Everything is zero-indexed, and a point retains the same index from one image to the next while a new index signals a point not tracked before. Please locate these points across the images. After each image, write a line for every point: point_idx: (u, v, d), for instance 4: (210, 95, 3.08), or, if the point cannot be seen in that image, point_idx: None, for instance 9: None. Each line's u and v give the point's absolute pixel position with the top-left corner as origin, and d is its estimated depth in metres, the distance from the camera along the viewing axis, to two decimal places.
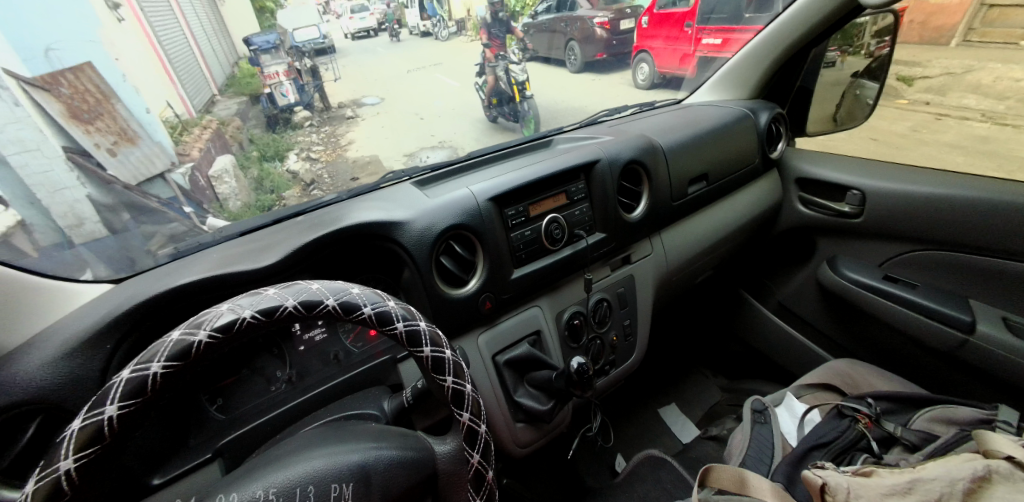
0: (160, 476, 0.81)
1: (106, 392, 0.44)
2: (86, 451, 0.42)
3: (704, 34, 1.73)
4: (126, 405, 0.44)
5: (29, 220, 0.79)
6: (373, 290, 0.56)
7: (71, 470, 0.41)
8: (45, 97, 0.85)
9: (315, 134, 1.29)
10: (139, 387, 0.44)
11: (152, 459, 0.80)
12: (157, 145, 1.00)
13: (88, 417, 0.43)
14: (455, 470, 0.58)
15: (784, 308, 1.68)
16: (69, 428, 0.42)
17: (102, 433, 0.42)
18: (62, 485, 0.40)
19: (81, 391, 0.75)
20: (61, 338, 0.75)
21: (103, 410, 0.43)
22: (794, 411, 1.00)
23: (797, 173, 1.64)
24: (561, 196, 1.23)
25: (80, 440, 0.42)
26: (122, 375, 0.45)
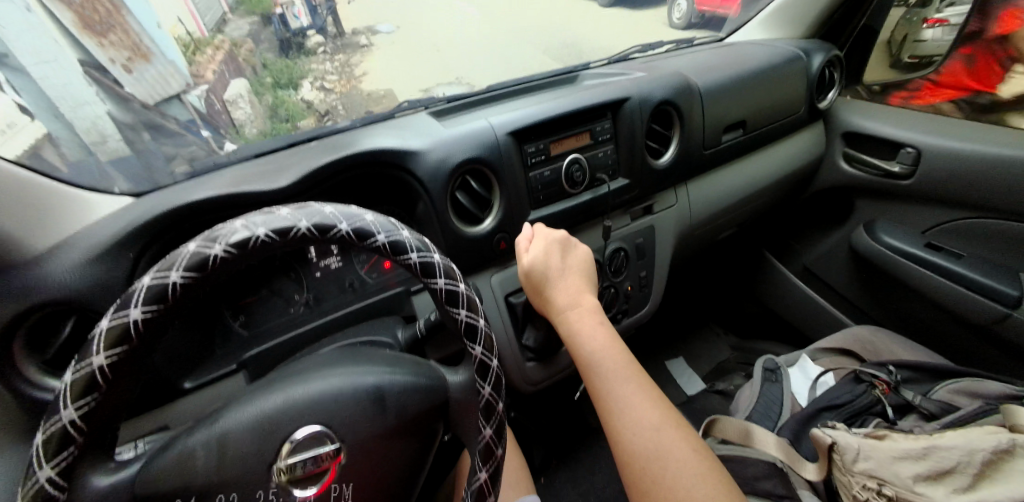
0: (192, 380, 0.85)
1: (130, 296, 0.43)
2: (116, 350, 0.42)
3: None
4: (150, 310, 0.43)
5: (53, 131, 0.79)
6: (387, 218, 0.53)
7: (105, 366, 0.42)
8: (55, 3, 0.79)
9: (329, 62, 1.13)
10: (161, 294, 0.43)
11: (184, 364, 0.84)
12: (172, 63, 0.92)
13: (114, 318, 0.42)
14: (468, 400, 0.57)
15: (809, 272, 1.64)
16: (98, 326, 0.42)
17: (129, 335, 0.42)
18: (97, 378, 0.42)
19: (109, 295, 0.76)
20: (85, 243, 0.74)
21: (129, 313, 0.43)
22: (807, 373, 0.99)
23: (844, 127, 1.52)
24: (585, 135, 1.15)
25: (110, 338, 0.42)
26: (144, 281, 0.44)
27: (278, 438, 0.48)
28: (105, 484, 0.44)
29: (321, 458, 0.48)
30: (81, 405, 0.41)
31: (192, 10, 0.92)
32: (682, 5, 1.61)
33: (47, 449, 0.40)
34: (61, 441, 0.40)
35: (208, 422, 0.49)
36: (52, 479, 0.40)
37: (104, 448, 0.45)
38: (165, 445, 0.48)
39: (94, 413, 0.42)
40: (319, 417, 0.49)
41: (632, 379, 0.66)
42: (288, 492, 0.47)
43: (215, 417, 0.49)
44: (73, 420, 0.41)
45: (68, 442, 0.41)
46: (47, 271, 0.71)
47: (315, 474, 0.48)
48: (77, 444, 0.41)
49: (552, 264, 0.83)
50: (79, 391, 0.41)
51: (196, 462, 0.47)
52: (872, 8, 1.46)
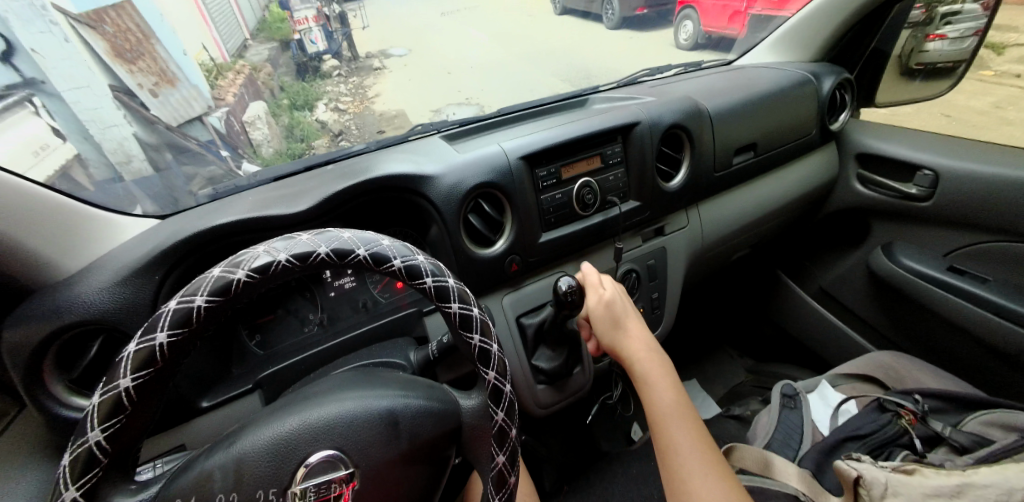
0: (210, 399, 0.85)
1: (156, 320, 0.44)
2: (142, 373, 0.43)
3: None
4: (176, 334, 0.45)
5: (84, 153, 0.82)
6: (403, 242, 0.54)
7: (130, 389, 0.43)
8: (90, 34, 0.95)
9: (343, 84, 1.18)
10: (185, 318, 0.45)
11: (202, 383, 0.84)
12: (194, 88, 1.01)
13: (141, 341, 0.44)
14: (480, 427, 0.56)
15: (825, 294, 1.60)
16: (126, 350, 0.44)
17: (154, 358, 0.44)
18: (122, 401, 0.43)
19: (135, 318, 0.77)
20: (115, 266, 0.77)
21: (155, 336, 0.44)
22: (828, 400, 0.96)
23: (859, 147, 1.51)
24: (596, 158, 1.16)
25: (136, 361, 0.43)
26: (170, 305, 0.45)
27: (294, 461, 0.47)
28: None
29: (335, 483, 0.48)
30: (107, 427, 0.43)
31: (215, 37, 1.05)
32: (688, 26, 1.68)
33: (74, 469, 0.41)
34: (86, 463, 0.42)
35: (226, 443, 0.48)
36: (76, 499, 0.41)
37: (127, 469, 0.45)
38: (185, 466, 0.48)
39: (118, 435, 0.43)
40: (334, 441, 0.49)
41: (706, 447, 0.67)
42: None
43: (234, 438, 0.48)
44: (99, 441, 0.42)
45: (93, 464, 0.42)
46: (75, 293, 0.74)
47: (327, 499, 0.48)
48: (101, 465, 0.43)
49: (625, 309, 0.83)
50: (105, 413, 0.43)
51: (212, 485, 0.46)
52: (881, 31, 1.43)
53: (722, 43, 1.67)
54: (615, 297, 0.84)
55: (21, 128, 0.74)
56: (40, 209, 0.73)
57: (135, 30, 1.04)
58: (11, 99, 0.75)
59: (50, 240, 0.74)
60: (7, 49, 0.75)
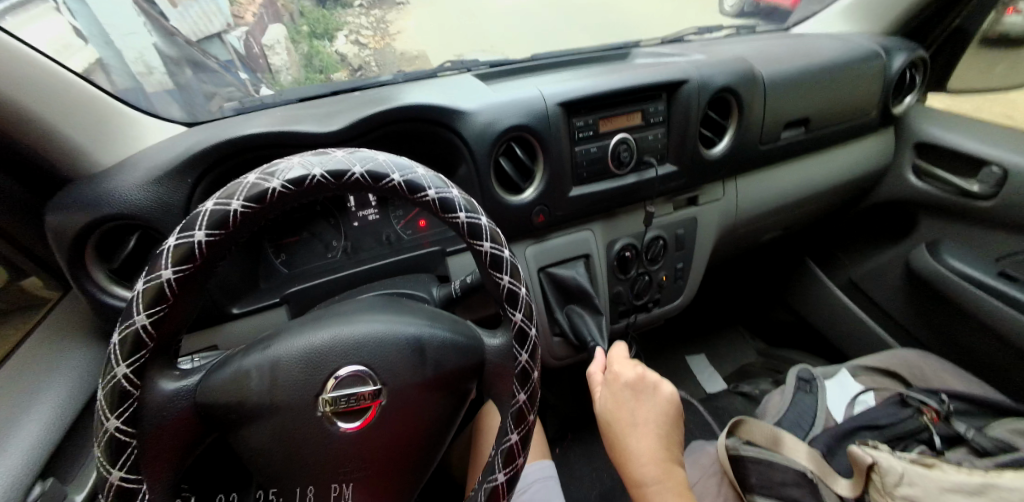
0: (240, 307, 0.85)
1: (194, 219, 0.42)
2: (182, 267, 0.42)
3: None
4: (213, 235, 0.42)
5: (105, 57, 0.77)
6: (438, 174, 0.50)
7: (173, 280, 0.42)
8: None
9: (364, 17, 1.11)
10: (222, 220, 0.43)
11: (234, 290, 0.84)
12: (214, 4, 0.95)
13: (180, 237, 0.42)
14: (502, 365, 0.55)
15: (854, 286, 1.56)
16: (166, 243, 0.42)
17: (193, 255, 0.42)
18: (165, 290, 0.41)
19: (170, 216, 0.76)
20: (150, 165, 0.74)
21: (194, 234, 0.42)
22: (847, 388, 0.95)
23: (918, 136, 1.41)
24: (636, 115, 1.09)
25: (176, 255, 0.41)
26: (206, 206, 0.43)
27: (324, 372, 0.47)
28: (171, 388, 0.45)
29: (363, 396, 0.48)
30: (152, 313, 0.41)
31: None
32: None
33: (122, 348, 0.41)
34: (134, 344, 0.41)
35: (262, 345, 0.48)
36: (128, 375, 0.41)
37: (170, 356, 0.46)
38: (222, 362, 0.49)
39: (163, 321, 0.42)
40: (362, 357, 0.48)
41: None
42: (330, 423, 0.48)
43: (268, 341, 0.48)
44: (145, 325, 0.41)
45: (140, 346, 0.41)
46: (112, 188, 0.72)
47: (355, 411, 0.48)
48: (148, 348, 0.42)
49: (622, 422, 0.63)
50: (150, 300, 0.41)
51: (250, 381, 0.47)
52: (967, 7, 1.28)
53: (774, 13, 1.55)
54: (610, 404, 0.65)
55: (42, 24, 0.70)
56: (79, 102, 0.71)
57: None
58: None
59: (91, 133, 0.73)
60: None
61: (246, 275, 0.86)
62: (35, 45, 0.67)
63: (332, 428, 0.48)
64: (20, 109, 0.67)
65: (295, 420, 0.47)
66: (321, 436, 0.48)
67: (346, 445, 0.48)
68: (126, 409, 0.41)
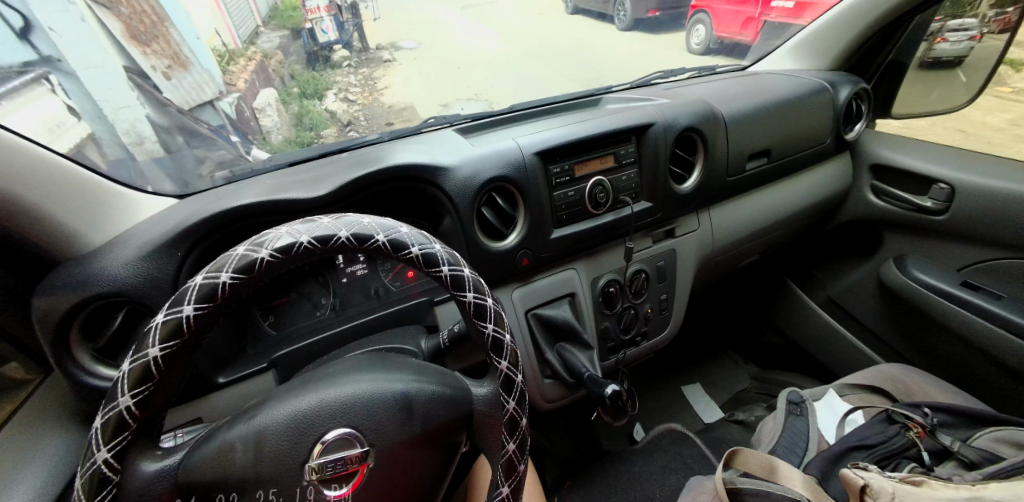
0: (225, 376, 0.85)
1: (183, 294, 0.45)
2: (170, 343, 0.44)
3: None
4: (202, 308, 0.45)
5: (98, 133, 0.82)
6: (421, 231, 0.54)
7: (159, 358, 0.44)
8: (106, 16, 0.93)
9: (353, 75, 1.16)
10: (211, 293, 0.45)
11: (219, 359, 0.85)
12: (207, 73, 1.00)
13: (168, 313, 0.44)
14: (491, 415, 0.56)
15: (834, 303, 1.60)
16: (155, 320, 0.44)
17: (181, 329, 0.44)
18: (151, 370, 0.43)
19: (159, 292, 0.78)
20: (138, 243, 0.78)
21: (182, 309, 0.45)
22: (836, 409, 0.96)
23: (872, 158, 1.51)
24: (610, 158, 1.16)
25: (164, 332, 0.44)
26: (196, 280, 0.46)
27: (311, 438, 0.48)
28: (153, 469, 0.44)
29: (350, 460, 0.48)
30: (137, 393, 0.43)
31: (228, 23, 1.00)
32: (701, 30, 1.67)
33: (105, 433, 0.42)
34: (116, 427, 0.42)
35: (246, 416, 0.49)
36: (108, 460, 0.42)
37: (154, 436, 0.46)
38: (207, 436, 0.49)
39: (148, 401, 0.44)
40: (349, 419, 0.49)
41: None
42: (317, 491, 0.48)
43: (253, 412, 0.49)
44: (129, 406, 0.43)
45: (123, 427, 0.43)
46: (99, 268, 0.75)
47: (344, 476, 0.48)
48: (131, 430, 0.43)
49: None
50: (136, 380, 0.43)
51: (233, 455, 0.47)
52: (900, 40, 1.42)
53: (736, 48, 1.65)
54: None
55: (31, 107, 0.74)
56: (68, 183, 0.75)
57: (151, 13, 1.02)
58: (28, 76, 0.76)
59: (79, 214, 0.76)
60: (25, 26, 0.77)
61: (232, 341, 0.87)
62: (19, 128, 0.71)
63: (320, 497, 0.48)
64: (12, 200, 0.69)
65: (281, 496, 0.47)
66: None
67: None
68: (105, 497, 0.41)
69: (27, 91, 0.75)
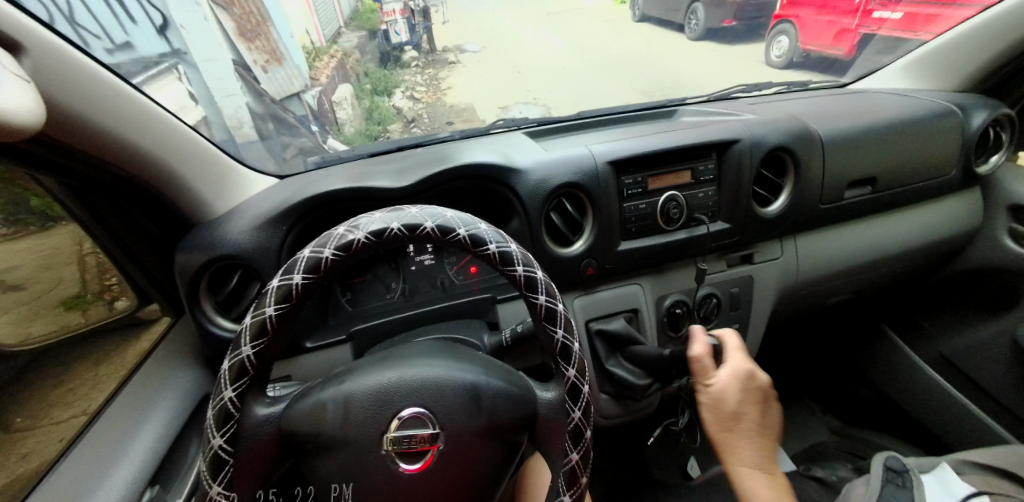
0: (312, 342, 0.90)
1: (293, 264, 0.46)
2: (282, 305, 0.45)
3: (875, 6, 1.47)
4: (308, 278, 0.46)
5: (209, 115, 0.88)
6: (499, 229, 0.52)
7: (274, 317, 0.45)
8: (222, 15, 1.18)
9: (419, 75, 1.24)
10: (315, 266, 0.46)
11: (308, 325, 0.90)
12: (294, 68, 1.16)
13: (281, 279, 0.46)
14: (554, 420, 0.53)
15: (947, 362, 1.39)
16: (270, 284, 0.46)
17: (290, 295, 0.46)
18: (267, 325, 0.45)
19: (268, 259, 0.85)
20: (253, 213, 0.84)
21: (293, 277, 0.46)
22: (950, 489, 0.82)
23: (1011, 199, 1.29)
24: (686, 174, 1.09)
25: (278, 294, 0.45)
26: (303, 253, 0.47)
27: (388, 412, 0.47)
28: (263, 414, 0.48)
29: (423, 439, 0.47)
30: (256, 345, 0.45)
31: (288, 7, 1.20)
32: (784, 42, 1.58)
33: (229, 374, 0.45)
34: (239, 371, 0.45)
35: (337, 380, 0.50)
36: (232, 399, 0.45)
37: (265, 382, 0.49)
38: (303, 392, 0.50)
39: (263, 353, 0.46)
40: (423, 400, 0.48)
41: None
42: (392, 462, 0.47)
43: (343, 377, 0.49)
44: (250, 355, 0.45)
45: (243, 373, 0.45)
46: (225, 233, 0.83)
47: (416, 452, 0.48)
48: (250, 376, 0.46)
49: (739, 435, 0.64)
50: (253, 333, 0.45)
51: (325, 415, 0.48)
52: None
53: (835, 65, 1.51)
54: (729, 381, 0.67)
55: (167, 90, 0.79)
56: (194, 151, 0.80)
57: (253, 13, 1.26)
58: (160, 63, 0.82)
59: (207, 182, 0.83)
60: (162, 25, 0.89)
61: (318, 312, 0.91)
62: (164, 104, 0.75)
63: (393, 467, 0.47)
64: (155, 166, 0.75)
65: (361, 458, 0.48)
66: (380, 474, 0.47)
67: (405, 486, 0.48)
68: (228, 430, 0.45)
69: (162, 76, 0.80)
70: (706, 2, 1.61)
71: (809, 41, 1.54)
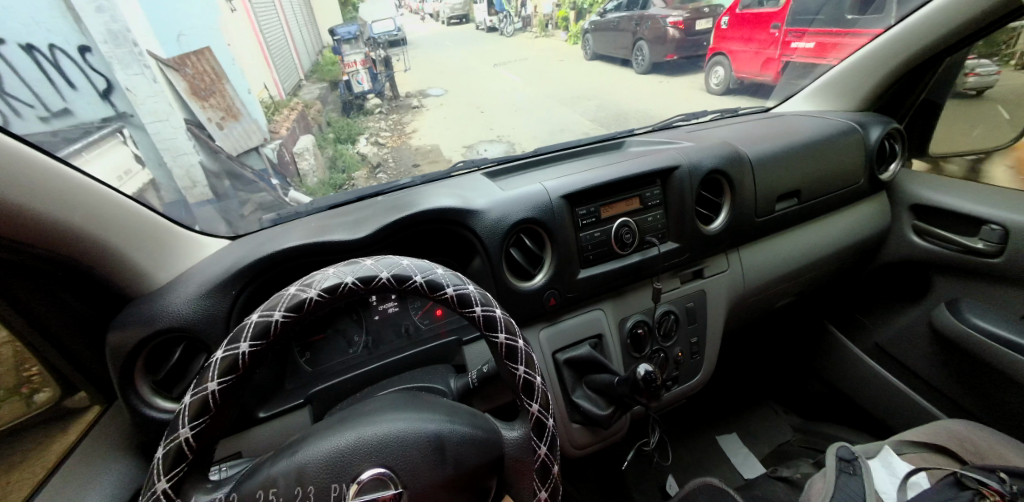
0: (266, 410, 0.89)
1: (240, 331, 0.48)
2: (226, 377, 0.46)
3: (793, 37, 1.55)
4: (256, 345, 0.47)
5: (157, 179, 0.92)
6: (456, 272, 0.56)
7: (216, 391, 0.46)
8: (174, 76, 1.22)
9: (383, 120, 1.39)
10: (264, 330, 0.48)
11: (261, 394, 0.89)
12: (252, 122, 1.22)
13: (226, 350, 0.47)
14: (520, 458, 0.56)
15: (881, 351, 1.52)
16: (214, 356, 0.47)
17: (236, 365, 0.47)
18: (208, 403, 0.46)
19: (216, 326, 0.83)
20: (199, 280, 0.84)
21: (239, 346, 0.47)
22: (894, 469, 0.91)
23: (911, 199, 1.47)
24: (635, 200, 1.18)
25: (222, 367, 0.46)
26: (252, 318, 0.48)
27: (346, 477, 0.47)
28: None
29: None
30: (195, 425, 0.45)
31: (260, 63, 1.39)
32: (719, 71, 1.84)
33: (166, 461, 0.44)
34: (176, 457, 0.44)
35: (289, 451, 0.49)
36: (167, 490, 0.44)
37: (205, 467, 0.47)
38: (251, 470, 0.49)
39: (204, 433, 0.46)
40: (384, 459, 0.48)
41: None
42: None
43: (295, 448, 0.48)
44: (188, 438, 0.45)
45: (181, 458, 0.45)
46: (164, 305, 0.81)
47: None
48: (188, 461, 0.45)
49: None
50: (194, 412, 0.45)
51: (274, 491, 0.46)
52: (929, 85, 1.41)
53: (761, 89, 1.69)
54: None
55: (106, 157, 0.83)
56: (128, 222, 0.80)
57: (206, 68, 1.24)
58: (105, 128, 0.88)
59: (148, 254, 0.83)
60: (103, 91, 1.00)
61: (273, 375, 0.90)
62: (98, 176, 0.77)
63: None
64: (95, 242, 0.76)
65: None
66: None
67: None
68: None
69: (104, 140, 0.86)
70: (649, 42, 1.92)
71: (741, 70, 1.75)
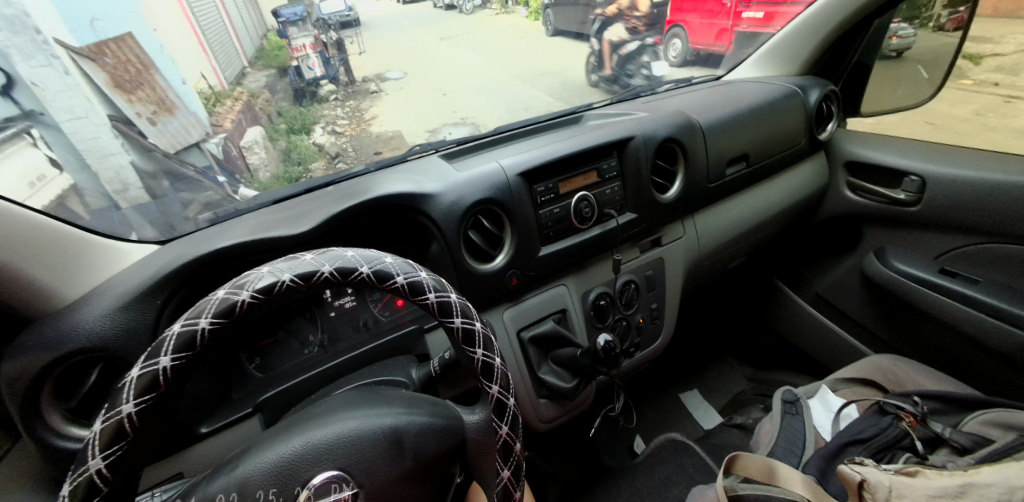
0: (208, 425, 0.85)
1: (160, 344, 0.45)
2: (144, 399, 0.43)
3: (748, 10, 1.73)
4: (179, 358, 0.45)
5: (81, 184, 0.84)
6: (407, 260, 0.55)
7: (133, 414, 0.43)
8: (90, 67, 0.94)
9: (339, 107, 1.23)
10: (190, 341, 0.45)
11: (202, 408, 0.84)
12: (192, 116, 1.03)
13: (144, 366, 0.44)
14: (482, 439, 0.57)
15: (822, 300, 1.61)
16: (129, 375, 0.44)
17: (157, 382, 0.44)
18: (125, 426, 0.42)
19: (136, 342, 0.80)
20: (117, 292, 0.79)
21: (158, 361, 0.44)
22: (828, 405, 1.00)
23: (846, 155, 1.55)
24: (592, 174, 1.18)
25: (138, 387, 0.43)
26: (173, 329, 0.45)
27: (295, 484, 0.45)
28: None
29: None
30: (110, 454, 0.42)
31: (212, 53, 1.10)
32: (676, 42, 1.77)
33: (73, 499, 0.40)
34: (88, 491, 0.41)
35: (227, 467, 0.46)
36: None
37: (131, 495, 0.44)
38: (187, 491, 0.46)
39: (121, 462, 0.42)
40: (337, 460, 0.47)
41: None
42: None
43: (235, 462, 0.46)
44: (100, 469, 0.41)
45: (93, 492, 0.41)
46: (75, 323, 0.76)
47: None
48: (102, 494, 0.41)
49: None
50: (108, 439, 0.42)
51: None
52: (862, 46, 1.47)
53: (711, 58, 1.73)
54: None
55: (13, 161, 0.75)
56: (39, 235, 0.74)
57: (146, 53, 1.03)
58: (10, 131, 0.78)
59: (55, 271, 0.76)
60: (7, 83, 0.78)
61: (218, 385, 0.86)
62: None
63: None
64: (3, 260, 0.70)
65: None
66: None
67: None
68: None
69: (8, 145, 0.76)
70: None
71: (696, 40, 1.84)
